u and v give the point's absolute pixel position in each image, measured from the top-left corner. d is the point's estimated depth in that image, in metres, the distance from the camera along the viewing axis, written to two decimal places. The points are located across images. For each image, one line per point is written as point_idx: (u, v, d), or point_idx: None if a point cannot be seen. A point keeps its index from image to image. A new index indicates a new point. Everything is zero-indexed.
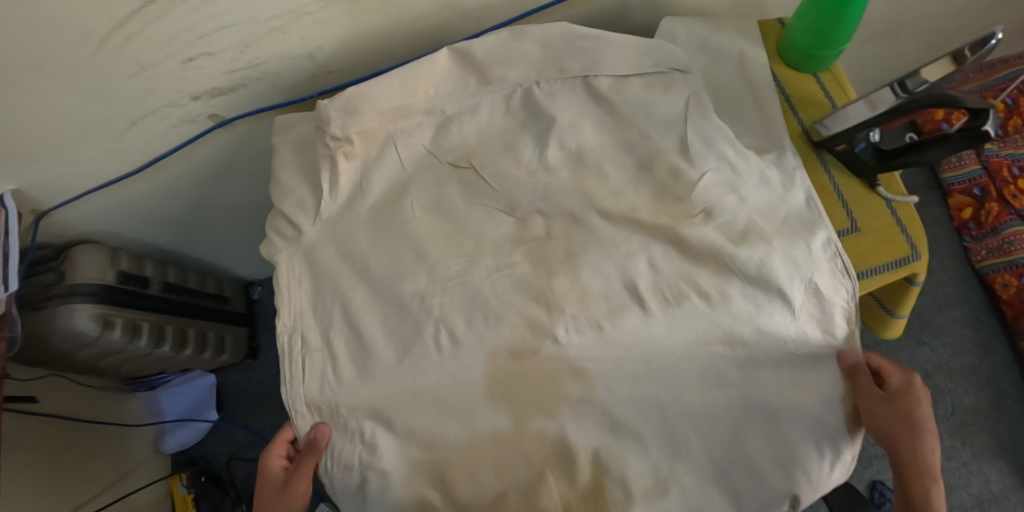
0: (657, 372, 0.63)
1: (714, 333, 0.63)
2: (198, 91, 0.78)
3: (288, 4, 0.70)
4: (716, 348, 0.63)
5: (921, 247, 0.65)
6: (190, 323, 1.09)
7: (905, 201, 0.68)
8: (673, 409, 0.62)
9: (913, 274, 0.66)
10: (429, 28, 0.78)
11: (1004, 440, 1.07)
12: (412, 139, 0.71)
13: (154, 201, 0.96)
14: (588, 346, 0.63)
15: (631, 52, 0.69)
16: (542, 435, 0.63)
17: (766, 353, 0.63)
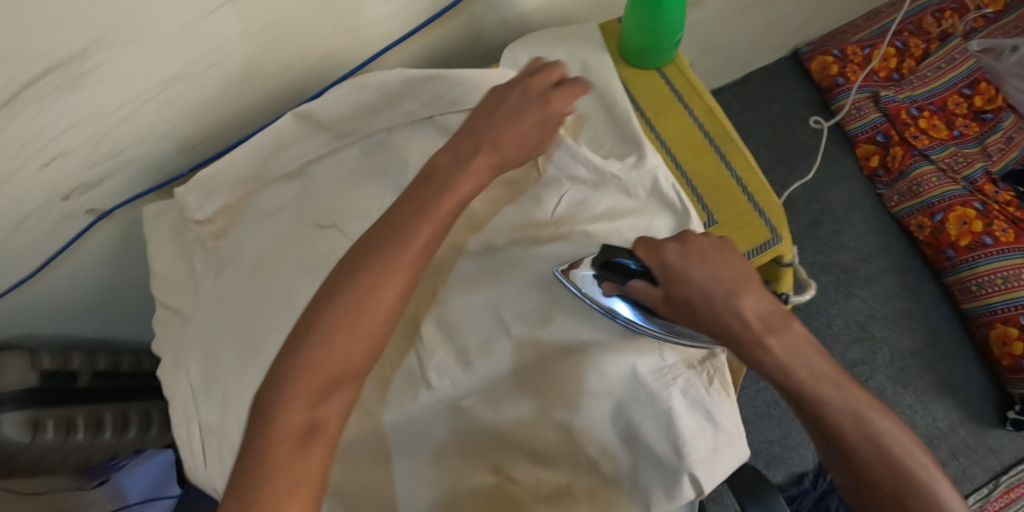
0: (539, 372, 0.64)
1: (581, 329, 0.63)
2: (66, 190, 0.77)
3: (128, 93, 0.69)
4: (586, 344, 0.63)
5: (781, 230, 0.68)
6: (129, 406, 1.08)
7: (761, 184, 0.70)
8: (554, 403, 0.63)
9: (778, 255, 0.69)
10: (278, 87, 0.79)
11: (945, 374, 1.09)
12: (270, 202, 0.73)
13: (63, 296, 0.95)
14: (465, 376, 0.63)
15: (473, 85, 0.70)
16: (440, 472, 0.63)
17: (631, 340, 0.63)
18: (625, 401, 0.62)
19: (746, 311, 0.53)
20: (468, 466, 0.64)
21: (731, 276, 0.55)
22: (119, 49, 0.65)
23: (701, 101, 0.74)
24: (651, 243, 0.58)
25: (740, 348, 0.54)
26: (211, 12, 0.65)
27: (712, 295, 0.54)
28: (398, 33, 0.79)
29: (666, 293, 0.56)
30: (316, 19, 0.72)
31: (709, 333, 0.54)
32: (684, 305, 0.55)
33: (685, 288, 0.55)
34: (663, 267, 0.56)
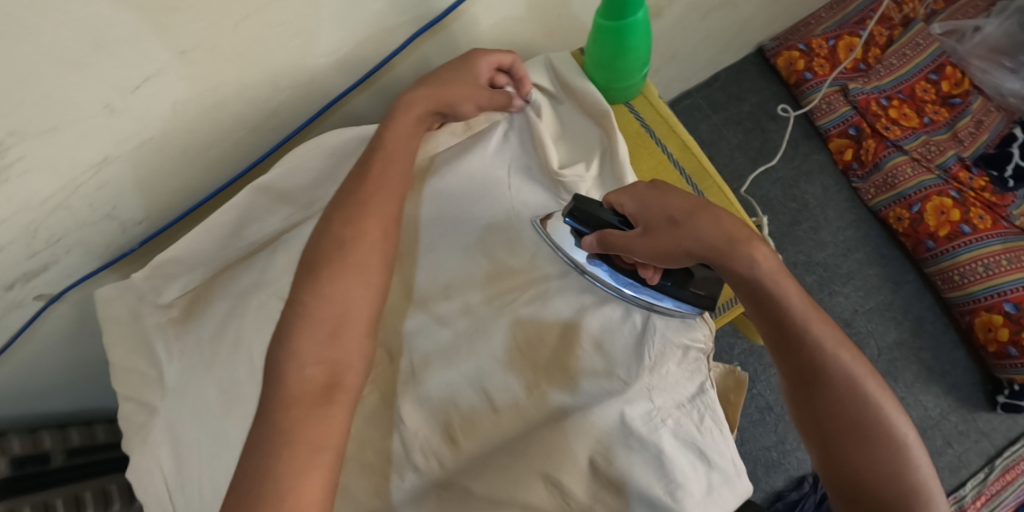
0: (527, 431, 0.61)
1: (564, 385, 0.61)
2: (7, 282, 0.72)
3: (59, 181, 0.64)
4: (569, 400, 0.61)
5: None
6: (109, 480, 1.02)
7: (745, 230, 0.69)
8: (541, 457, 0.59)
9: None
10: (225, 151, 0.75)
11: (931, 361, 1.09)
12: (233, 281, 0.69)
13: (20, 378, 0.89)
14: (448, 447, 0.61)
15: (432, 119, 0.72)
16: None
17: (617, 390, 0.60)
18: (618, 453, 0.59)
19: (707, 226, 0.57)
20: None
21: (690, 199, 0.59)
22: (40, 139, 0.60)
23: (674, 136, 0.73)
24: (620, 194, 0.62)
25: (715, 266, 0.58)
26: (134, 88, 0.61)
27: (670, 214, 0.58)
28: (345, 83, 0.74)
29: (645, 220, 0.60)
30: (255, 81, 0.68)
31: (693, 245, 0.57)
32: (664, 221, 0.58)
33: (648, 213, 0.59)
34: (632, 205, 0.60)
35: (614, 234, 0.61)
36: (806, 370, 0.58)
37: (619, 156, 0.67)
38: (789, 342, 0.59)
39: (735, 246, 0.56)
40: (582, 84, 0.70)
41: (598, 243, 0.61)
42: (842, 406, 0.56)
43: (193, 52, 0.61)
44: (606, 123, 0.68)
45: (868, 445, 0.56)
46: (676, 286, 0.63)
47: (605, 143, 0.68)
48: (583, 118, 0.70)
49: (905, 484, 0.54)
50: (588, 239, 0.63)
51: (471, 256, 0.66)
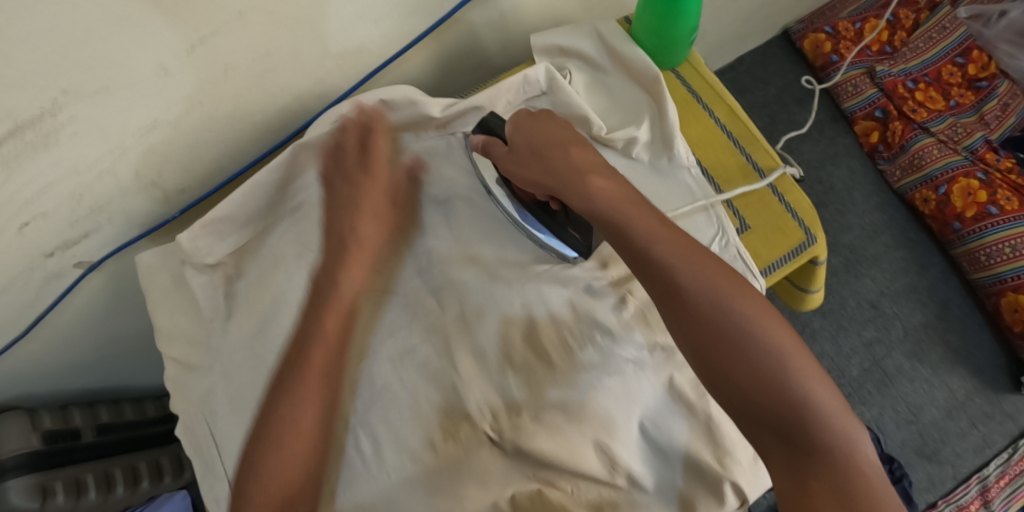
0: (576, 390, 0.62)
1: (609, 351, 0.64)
2: (49, 248, 0.72)
3: (107, 144, 0.65)
4: (619, 363, 0.63)
5: (815, 230, 0.69)
6: (138, 457, 1.05)
7: (796, 189, 0.71)
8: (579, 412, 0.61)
9: (814, 256, 0.70)
10: (272, 117, 0.75)
11: (956, 342, 1.09)
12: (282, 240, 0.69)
13: (53, 351, 0.89)
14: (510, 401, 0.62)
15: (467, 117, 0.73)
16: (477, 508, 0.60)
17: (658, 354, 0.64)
18: (661, 412, 0.62)
19: (573, 156, 0.61)
20: (518, 491, 0.61)
21: (565, 135, 0.64)
22: (94, 99, 0.60)
23: (721, 103, 0.75)
24: (518, 118, 0.67)
25: (569, 184, 0.60)
26: (189, 50, 0.61)
27: (545, 147, 0.63)
28: (391, 54, 0.75)
29: (515, 144, 0.66)
30: (305, 47, 0.68)
31: (545, 176, 0.62)
32: (526, 150, 0.64)
33: (524, 137, 0.65)
34: (513, 127, 0.66)
35: (495, 150, 0.67)
36: (664, 284, 0.53)
37: (665, 115, 0.69)
38: (643, 259, 0.54)
39: (575, 178, 0.60)
40: (630, 50, 0.72)
41: (480, 146, 0.68)
42: (700, 316, 0.50)
43: (249, 14, 0.61)
44: (655, 87, 0.70)
45: (742, 354, 0.49)
46: (562, 227, 0.68)
47: (654, 107, 0.70)
48: (631, 84, 0.73)
49: (784, 386, 0.48)
50: (478, 138, 0.69)
51: (524, 226, 0.70)
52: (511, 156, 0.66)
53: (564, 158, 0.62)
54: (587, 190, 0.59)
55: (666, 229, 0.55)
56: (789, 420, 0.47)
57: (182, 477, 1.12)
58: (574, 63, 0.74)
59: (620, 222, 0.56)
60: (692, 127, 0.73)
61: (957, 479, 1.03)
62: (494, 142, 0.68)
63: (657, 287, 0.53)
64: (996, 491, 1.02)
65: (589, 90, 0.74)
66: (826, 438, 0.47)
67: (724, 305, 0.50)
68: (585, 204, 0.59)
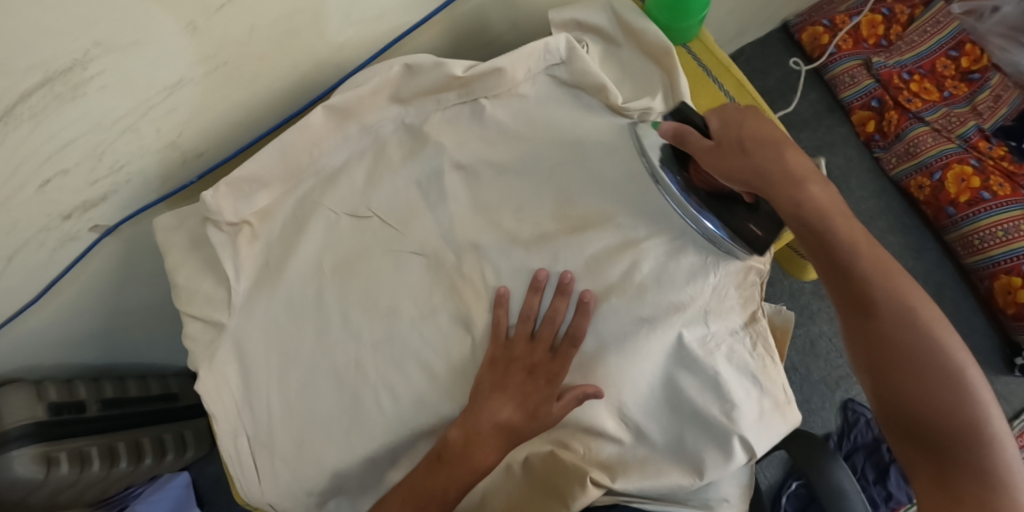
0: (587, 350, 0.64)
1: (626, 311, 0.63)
2: (68, 208, 0.72)
3: (132, 101, 0.66)
4: (635, 324, 0.63)
5: None
6: (142, 433, 1.06)
7: (803, 162, 0.75)
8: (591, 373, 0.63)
9: None
10: (292, 82, 0.76)
11: (951, 324, 1.12)
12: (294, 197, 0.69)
13: (62, 320, 0.89)
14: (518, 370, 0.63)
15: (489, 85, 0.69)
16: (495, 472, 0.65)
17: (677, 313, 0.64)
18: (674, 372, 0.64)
19: (788, 157, 0.61)
20: (532, 453, 0.65)
21: (773, 132, 0.63)
22: (123, 53, 0.61)
23: (729, 76, 0.77)
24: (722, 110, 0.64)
25: (783, 184, 0.61)
26: (219, 7, 0.62)
27: (762, 146, 0.62)
28: (410, 23, 0.77)
29: (721, 138, 0.63)
30: (329, 10, 0.70)
31: (753, 172, 0.61)
32: (738, 143, 0.62)
33: (737, 130, 0.63)
34: (721, 118, 0.64)
35: (690, 139, 0.64)
36: (862, 298, 0.61)
37: (680, 85, 0.71)
38: (846, 276, 0.61)
39: (793, 184, 0.61)
40: (643, 23, 0.73)
41: (673, 132, 0.64)
42: (893, 336, 0.60)
43: None
44: (668, 60, 0.72)
45: (927, 374, 0.58)
46: (742, 221, 0.65)
47: (667, 80, 0.72)
48: (642, 57, 0.74)
49: (964, 412, 0.57)
50: (668, 124, 0.65)
51: (545, 188, 0.68)
52: (698, 148, 0.63)
53: (773, 160, 0.61)
54: (807, 199, 0.61)
55: (880, 250, 0.62)
56: (957, 449, 0.56)
57: (183, 456, 1.15)
58: (588, 36, 0.75)
59: (833, 235, 0.61)
60: (704, 98, 0.75)
61: None
62: (682, 130, 0.65)
63: (852, 301, 0.61)
64: None
65: (603, 62, 0.75)
66: (986, 465, 0.55)
67: (918, 331, 0.59)
68: (790, 214, 0.61)
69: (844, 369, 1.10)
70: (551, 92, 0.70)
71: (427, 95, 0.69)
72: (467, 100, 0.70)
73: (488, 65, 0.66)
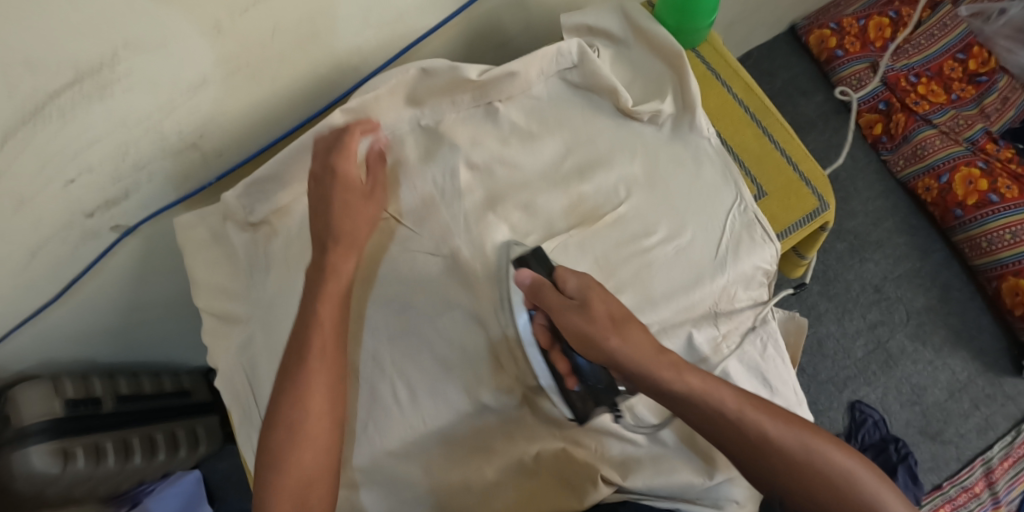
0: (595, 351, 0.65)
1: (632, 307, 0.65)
2: (90, 206, 0.74)
3: (154, 100, 0.67)
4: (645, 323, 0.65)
5: (828, 198, 0.73)
6: (155, 428, 1.06)
7: (809, 160, 0.76)
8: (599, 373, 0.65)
9: (824, 223, 0.75)
10: (309, 85, 0.78)
11: (959, 326, 1.12)
12: None
13: (81, 318, 0.90)
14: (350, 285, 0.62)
15: (504, 86, 0.71)
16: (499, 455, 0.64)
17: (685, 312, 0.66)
18: None
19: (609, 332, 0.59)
20: (543, 448, 0.65)
21: (618, 306, 0.61)
22: (150, 54, 0.62)
23: (737, 78, 0.79)
24: (534, 287, 0.62)
25: (639, 358, 0.59)
26: (243, 9, 0.64)
27: (600, 317, 0.59)
28: (425, 27, 0.79)
29: (585, 297, 0.60)
30: (348, 12, 0.71)
31: (601, 342, 0.59)
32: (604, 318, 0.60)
33: (545, 293, 0.61)
34: (533, 291, 0.61)
35: (546, 295, 0.61)
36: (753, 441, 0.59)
37: (688, 85, 0.72)
38: (722, 419, 0.59)
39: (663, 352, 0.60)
40: (653, 27, 0.75)
41: (530, 286, 0.61)
42: (793, 475, 0.58)
43: None
44: (677, 60, 0.73)
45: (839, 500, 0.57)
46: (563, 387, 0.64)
47: (675, 80, 0.74)
48: (652, 57, 0.75)
49: None
50: (524, 275, 0.62)
51: (560, 187, 0.69)
52: (559, 306, 0.60)
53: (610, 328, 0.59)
54: (654, 365, 0.59)
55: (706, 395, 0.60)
56: None
57: (196, 452, 1.16)
58: (599, 40, 0.77)
59: (649, 377, 0.59)
60: (712, 100, 0.77)
61: (961, 461, 1.06)
62: (542, 281, 0.62)
63: (741, 441, 0.59)
64: (999, 473, 1.05)
65: (613, 62, 0.77)
66: None
67: (816, 463, 0.58)
68: (638, 369, 0.60)
69: (852, 371, 1.09)
70: (562, 93, 0.73)
71: (441, 95, 0.70)
72: (480, 103, 0.71)
73: (503, 67, 0.69)
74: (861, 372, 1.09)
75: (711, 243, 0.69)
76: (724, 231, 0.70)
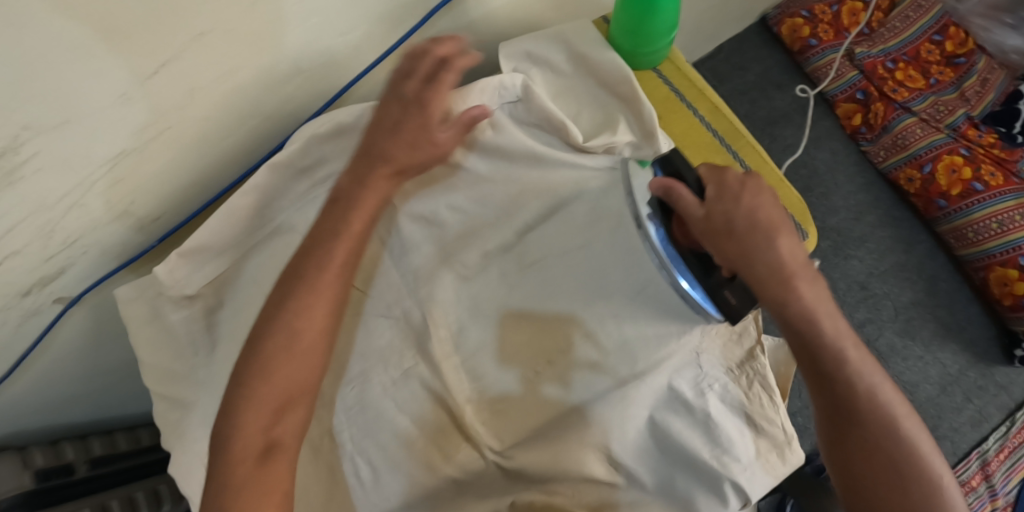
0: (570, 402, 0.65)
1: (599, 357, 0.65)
2: (25, 286, 0.70)
3: (75, 177, 0.63)
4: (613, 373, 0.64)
5: (807, 227, 0.72)
6: (134, 487, 0.98)
7: (784, 184, 0.74)
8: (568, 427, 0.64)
9: (804, 252, 0.73)
10: (245, 139, 0.73)
11: (948, 318, 1.10)
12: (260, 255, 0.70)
13: (42, 388, 0.87)
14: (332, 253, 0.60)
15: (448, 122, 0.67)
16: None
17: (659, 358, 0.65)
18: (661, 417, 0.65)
19: (773, 243, 0.54)
20: (518, 496, 0.63)
21: (770, 217, 0.55)
22: (56, 133, 0.58)
23: (704, 100, 0.76)
24: (666, 186, 0.59)
25: (773, 279, 0.54)
26: (151, 76, 0.59)
27: (754, 223, 0.55)
28: (366, 65, 0.74)
29: (712, 209, 0.56)
30: (274, 64, 0.66)
31: (739, 261, 0.55)
32: (723, 228, 0.55)
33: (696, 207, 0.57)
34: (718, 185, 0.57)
35: (678, 199, 0.58)
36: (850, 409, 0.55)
37: (644, 114, 0.68)
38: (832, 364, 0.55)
39: (781, 285, 0.54)
40: (604, 55, 0.71)
41: (662, 188, 0.58)
42: (882, 446, 0.55)
43: (210, 35, 0.59)
44: (627, 87, 0.70)
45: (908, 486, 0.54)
46: (715, 286, 0.59)
47: (630, 109, 0.69)
48: (599, 88, 0.72)
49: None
50: (655, 182, 0.59)
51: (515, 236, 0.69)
52: (688, 211, 0.57)
53: (770, 239, 0.54)
54: (798, 290, 0.54)
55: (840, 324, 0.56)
56: None
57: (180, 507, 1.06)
58: (540, 70, 0.72)
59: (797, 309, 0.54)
60: (678, 127, 0.74)
61: (956, 455, 1.04)
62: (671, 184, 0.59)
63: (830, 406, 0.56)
64: (995, 465, 1.03)
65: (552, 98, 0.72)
66: None
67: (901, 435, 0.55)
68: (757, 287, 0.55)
69: None
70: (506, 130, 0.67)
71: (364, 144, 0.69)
72: None
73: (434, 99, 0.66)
74: None
75: None
76: None
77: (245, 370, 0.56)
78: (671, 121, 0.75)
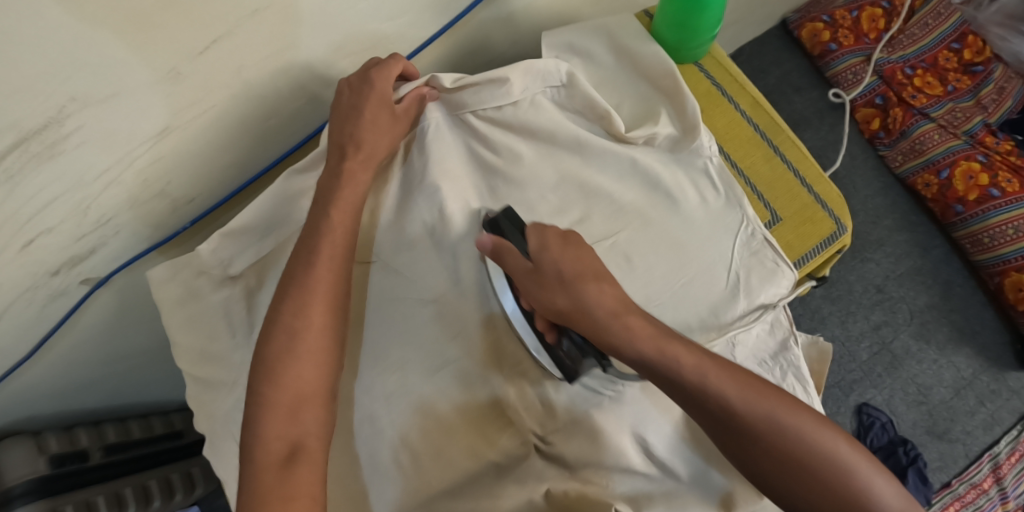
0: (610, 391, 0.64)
1: None
2: (55, 265, 0.68)
3: (115, 153, 0.62)
4: None
5: (845, 220, 0.74)
6: (147, 475, 0.99)
7: (823, 177, 0.75)
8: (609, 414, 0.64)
9: (841, 245, 0.75)
10: (284, 122, 0.73)
11: (962, 321, 1.12)
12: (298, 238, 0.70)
13: (61, 373, 0.85)
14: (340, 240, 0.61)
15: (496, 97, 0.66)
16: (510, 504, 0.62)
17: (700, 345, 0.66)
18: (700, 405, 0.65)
19: (585, 292, 0.57)
20: (554, 486, 0.61)
21: (594, 265, 0.59)
22: (102, 106, 0.57)
23: (745, 94, 0.77)
24: (497, 247, 0.60)
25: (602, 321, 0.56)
26: (200, 52, 0.58)
27: (570, 279, 0.57)
28: (406, 52, 0.74)
29: (540, 262, 0.58)
30: (321, 46, 0.66)
31: (569, 307, 0.57)
32: (554, 278, 0.58)
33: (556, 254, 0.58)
34: (540, 246, 0.59)
35: (507, 256, 0.59)
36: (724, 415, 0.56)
37: (687, 108, 0.69)
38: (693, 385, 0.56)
39: (616, 319, 0.57)
40: (646, 48, 0.72)
41: (491, 250, 0.59)
42: (769, 446, 0.56)
43: (262, 14, 0.59)
44: (670, 81, 0.71)
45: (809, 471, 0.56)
46: (553, 343, 0.62)
47: (671, 101, 0.70)
48: (640, 80, 0.73)
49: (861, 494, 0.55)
50: (485, 239, 0.60)
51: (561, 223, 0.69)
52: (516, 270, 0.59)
53: (592, 296, 0.57)
54: (616, 333, 0.56)
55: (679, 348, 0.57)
56: None
57: (192, 494, 1.07)
58: (583, 61, 0.73)
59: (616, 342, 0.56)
60: (717, 122, 0.76)
61: (969, 457, 1.05)
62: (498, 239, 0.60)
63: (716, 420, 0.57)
64: (1007, 468, 1.05)
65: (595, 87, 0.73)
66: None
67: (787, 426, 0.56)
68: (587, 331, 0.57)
69: (858, 374, 1.08)
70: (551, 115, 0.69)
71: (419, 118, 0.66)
72: None
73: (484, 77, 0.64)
74: (866, 375, 1.07)
75: (719, 274, 0.69)
76: (729, 260, 0.69)
77: (278, 369, 0.55)
78: (711, 116, 0.76)
